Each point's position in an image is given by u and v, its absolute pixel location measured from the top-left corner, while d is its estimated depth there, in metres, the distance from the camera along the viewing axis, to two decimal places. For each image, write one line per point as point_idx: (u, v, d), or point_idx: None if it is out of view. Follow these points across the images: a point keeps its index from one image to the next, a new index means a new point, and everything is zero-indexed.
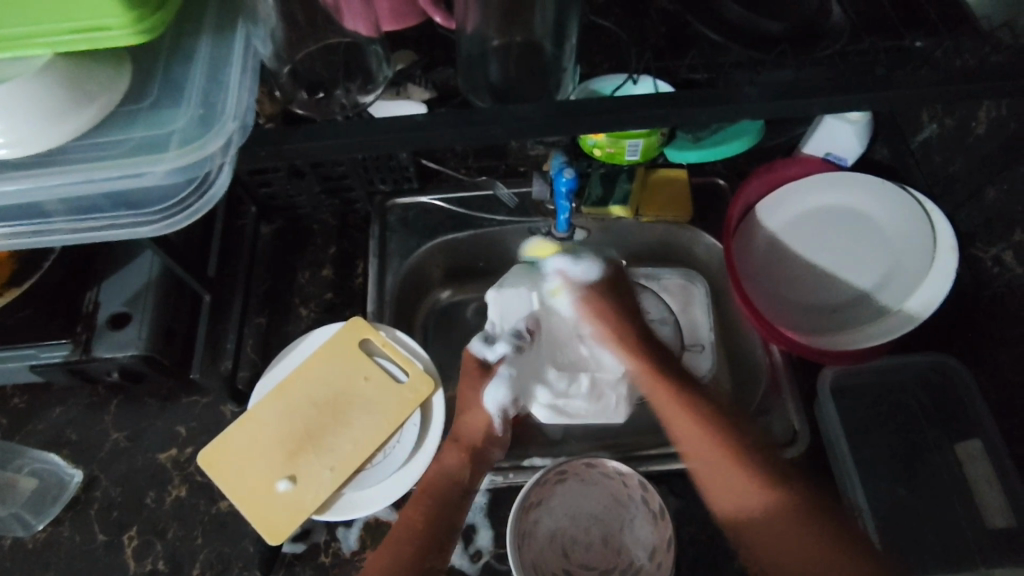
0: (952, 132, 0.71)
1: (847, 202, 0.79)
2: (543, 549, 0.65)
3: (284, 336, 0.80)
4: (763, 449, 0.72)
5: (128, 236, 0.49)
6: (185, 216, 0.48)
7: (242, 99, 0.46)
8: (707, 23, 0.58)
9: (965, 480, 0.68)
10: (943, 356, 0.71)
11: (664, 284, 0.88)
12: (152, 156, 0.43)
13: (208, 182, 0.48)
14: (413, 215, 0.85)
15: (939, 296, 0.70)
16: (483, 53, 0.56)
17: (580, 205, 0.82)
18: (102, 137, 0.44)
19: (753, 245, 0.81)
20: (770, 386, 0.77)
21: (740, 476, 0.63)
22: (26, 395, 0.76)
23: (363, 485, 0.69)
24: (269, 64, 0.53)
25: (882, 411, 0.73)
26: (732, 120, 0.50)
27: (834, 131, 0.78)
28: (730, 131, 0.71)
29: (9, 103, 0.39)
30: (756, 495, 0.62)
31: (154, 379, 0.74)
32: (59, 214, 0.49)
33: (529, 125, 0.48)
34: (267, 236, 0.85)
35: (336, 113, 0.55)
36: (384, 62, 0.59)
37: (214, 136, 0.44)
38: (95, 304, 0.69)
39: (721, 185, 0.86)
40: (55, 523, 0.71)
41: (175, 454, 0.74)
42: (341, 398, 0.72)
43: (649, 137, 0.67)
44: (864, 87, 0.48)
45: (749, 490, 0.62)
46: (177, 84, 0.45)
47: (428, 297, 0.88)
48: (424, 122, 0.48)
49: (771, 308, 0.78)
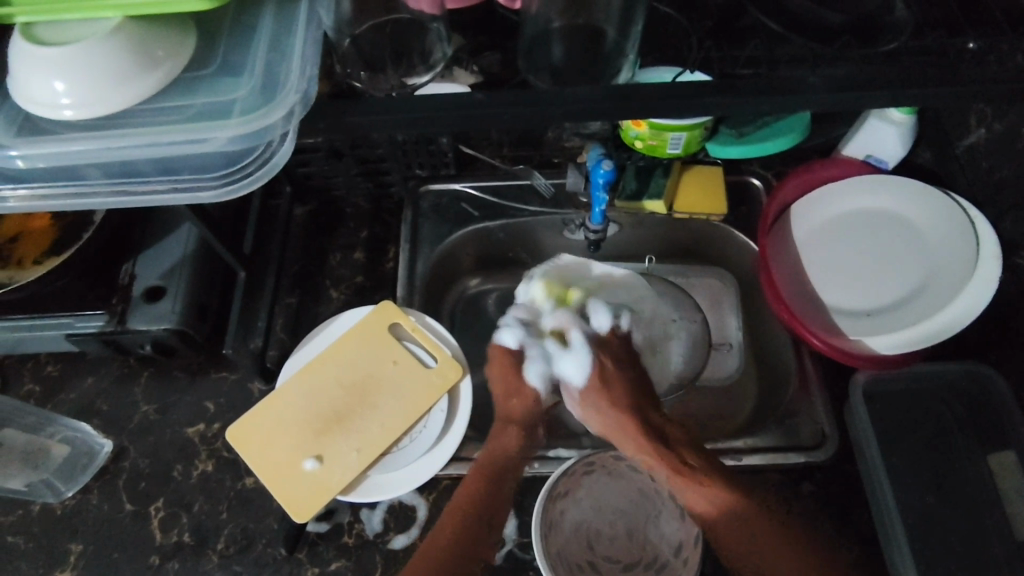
0: (1000, 136, 0.70)
1: (886, 207, 0.78)
2: (568, 540, 0.65)
3: (313, 318, 0.80)
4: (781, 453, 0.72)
5: (188, 201, 0.49)
6: (244, 183, 0.48)
7: (304, 72, 0.45)
8: (765, 13, 0.57)
9: (998, 492, 0.67)
10: (980, 365, 0.71)
11: (692, 282, 0.89)
12: (215, 123, 0.43)
13: (270, 152, 0.48)
14: (445, 202, 0.85)
15: (980, 301, 0.68)
16: (547, 34, 0.56)
17: (613, 199, 0.81)
18: (165, 103, 0.44)
19: (790, 245, 0.80)
20: (800, 390, 0.76)
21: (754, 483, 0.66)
22: (60, 363, 0.77)
23: (390, 468, 0.69)
24: (330, 34, 0.55)
25: (914, 418, 0.71)
26: (784, 113, 0.48)
27: (878, 132, 0.77)
28: (774, 128, 0.70)
29: (83, 64, 0.39)
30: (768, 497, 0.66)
31: (185, 354, 0.74)
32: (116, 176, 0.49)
33: (579, 110, 0.47)
34: (301, 217, 0.85)
35: (383, 90, 0.54)
36: (443, 40, 0.59)
37: (276, 107, 0.44)
38: (132, 276, 0.70)
39: (755, 185, 0.85)
40: (84, 490, 0.71)
41: (202, 429, 0.75)
42: (369, 381, 0.72)
43: (693, 131, 0.66)
44: (924, 84, 0.47)
45: (699, 492, 0.61)
46: (239, 54, 0.45)
47: (456, 285, 0.88)
48: (473, 103, 0.48)
49: (806, 309, 0.77)
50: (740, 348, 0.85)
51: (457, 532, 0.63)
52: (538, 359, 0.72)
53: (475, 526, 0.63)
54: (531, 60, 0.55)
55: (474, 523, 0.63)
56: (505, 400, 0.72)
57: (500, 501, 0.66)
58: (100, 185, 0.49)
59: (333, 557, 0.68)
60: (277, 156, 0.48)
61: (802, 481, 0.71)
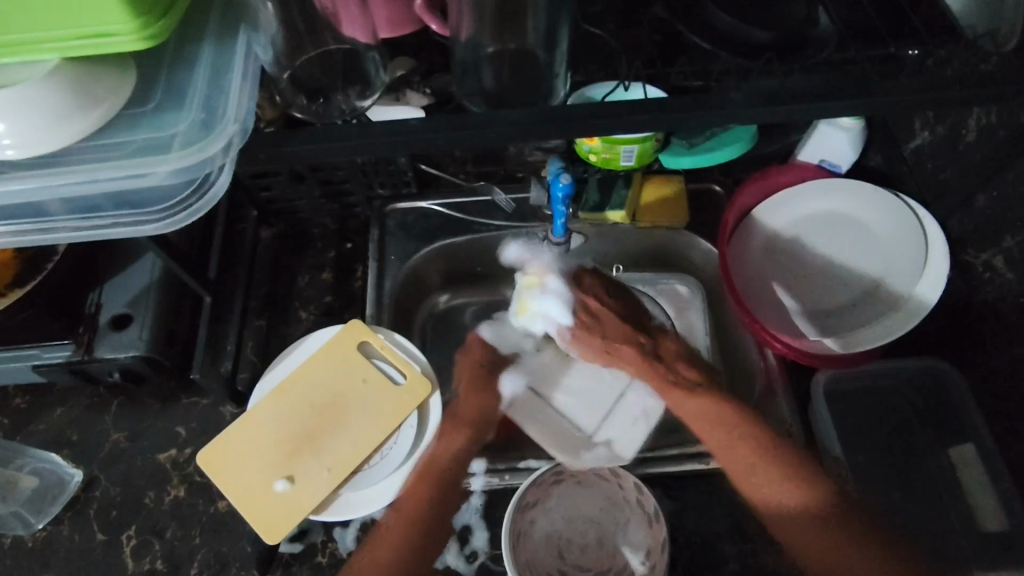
0: (943, 139, 0.72)
1: (839, 209, 0.80)
2: (538, 548, 0.66)
3: (282, 339, 0.81)
4: (686, 459, 0.72)
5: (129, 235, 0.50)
6: (188, 216, 0.49)
7: (242, 104, 0.47)
8: (695, 32, 0.59)
9: (959, 484, 0.68)
10: (938, 362, 0.72)
11: (660, 288, 0.88)
12: (155, 157, 0.44)
13: (208, 183, 0.49)
14: (411, 220, 0.86)
15: (928, 301, 0.70)
16: (477, 60, 0.57)
17: (577, 210, 0.83)
18: (107, 140, 0.45)
19: (749, 251, 0.81)
20: (765, 393, 0.78)
21: (770, 477, 0.63)
22: (29, 395, 0.77)
23: (361, 485, 0.70)
24: (269, 68, 0.55)
25: (877, 415, 0.73)
26: (721, 126, 0.50)
27: (827, 138, 0.79)
28: (722, 138, 0.72)
29: (20, 106, 0.40)
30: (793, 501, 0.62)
31: (154, 380, 0.75)
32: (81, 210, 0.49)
33: (520, 129, 0.48)
34: (267, 239, 0.86)
35: (336, 117, 0.56)
36: (381, 68, 0.60)
37: (215, 139, 0.45)
38: (98, 305, 0.71)
39: (717, 191, 0.87)
40: (55, 522, 0.71)
41: (174, 454, 0.75)
42: (338, 400, 0.73)
43: (644, 143, 0.68)
44: (854, 92, 0.48)
45: (779, 483, 0.63)
46: (179, 89, 0.46)
47: (426, 301, 0.89)
48: (418, 127, 0.49)
49: (766, 313, 0.79)
50: (708, 352, 0.85)
51: (411, 530, 0.65)
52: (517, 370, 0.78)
53: (419, 546, 0.64)
54: (464, 86, 0.57)
55: (418, 541, 0.64)
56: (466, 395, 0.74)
57: (449, 500, 0.67)
58: (64, 220, 0.49)
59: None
60: (215, 186, 0.49)
61: None
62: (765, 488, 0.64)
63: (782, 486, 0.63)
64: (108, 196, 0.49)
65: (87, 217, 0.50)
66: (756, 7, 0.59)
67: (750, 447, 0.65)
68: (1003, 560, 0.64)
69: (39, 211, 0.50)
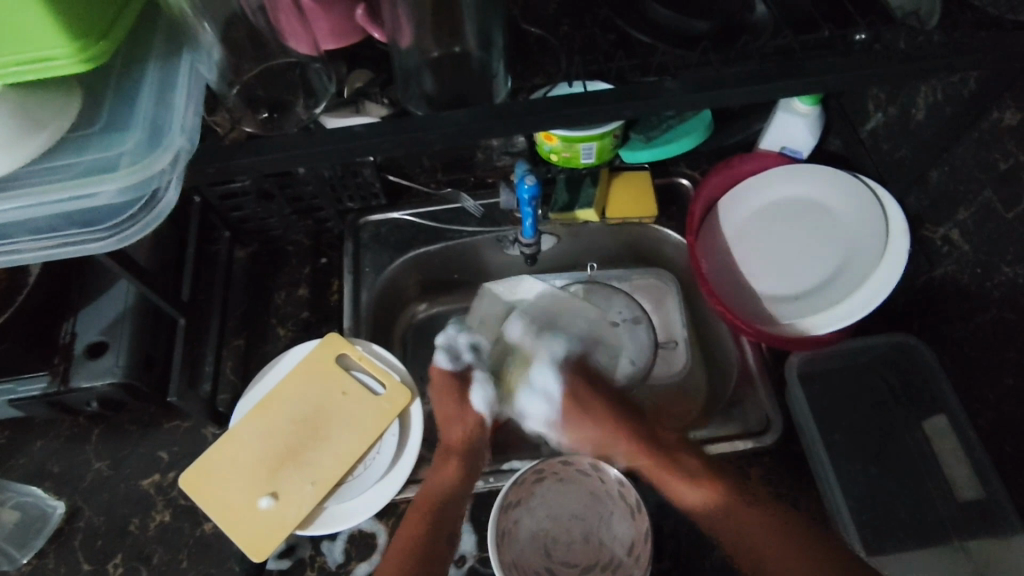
0: (896, 118, 0.74)
1: (802, 194, 0.81)
2: (524, 548, 0.66)
3: (262, 358, 0.81)
4: None
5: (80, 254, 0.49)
6: (139, 229, 0.48)
7: (188, 119, 0.48)
8: (643, 29, 0.61)
9: (933, 455, 0.70)
10: (905, 337, 0.73)
11: (636, 284, 0.90)
12: (103, 176, 0.45)
13: (157, 199, 0.48)
14: (384, 231, 0.87)
15: (892, 277, 0.71)
16: (421, 66, 0.57)
17: (547, 211, 0.84)
18: (56, 162, 0.45)
19: (718, 243, 0.83)
20: (742, 381, 0.79)
21: (680, 486, 0.68)
22: (7, 430, 0.77)
23: (346, 497, 0.70)
24: (216, 85, 0.56)
25: (850, 393, 0.74)
26: (664, 114, 0.51)
27: (787, 124, 0.80)
28: (679, 130, 0.74)
29: None
30: (700, 501, 0.67)
31: (134, 407, 0.74)
32: (30, 233, 0.49)
33: (470, 131, 0.49)
34: (242, 259, 0.86)
35: (288, 128, 0.55)
36: (328, 80, 0.61)
37: (161, 153, 0.46)
38: (72, 335, 0.70)
39: (683, 185, 0.88)
40: (39, 555, 0.71)
41: (157, 479, 0.74)
42: (319, 414, 0.73)
43: (602, 140, 0.69)
44: (792, 74, 0.49)
45: (683, 488, 0.68)
46: (126, 110, 0.47)
47: (406, 311, 0.91)
48: (367, 133, 0.49)
49: (737, 300, 0.80)
50: (686, 344, 0.86)
51: (410, 562, 0.64)
52: (484, 384, 0.80)
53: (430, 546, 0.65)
54: (408, 93, 0.57)
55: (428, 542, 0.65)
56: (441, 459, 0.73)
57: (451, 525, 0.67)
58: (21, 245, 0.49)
59: None
60: (163, 202, 0.48)
61: (752, 466, 0.73)
62: (679, 491, 0.68)
63: (693, 490, 0.68)
64: (59, 217, 0.49)
65: (37, 238, 0.49)
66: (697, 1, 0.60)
67: (662, 461, 0.71)
68: (980, 527, 0.65)
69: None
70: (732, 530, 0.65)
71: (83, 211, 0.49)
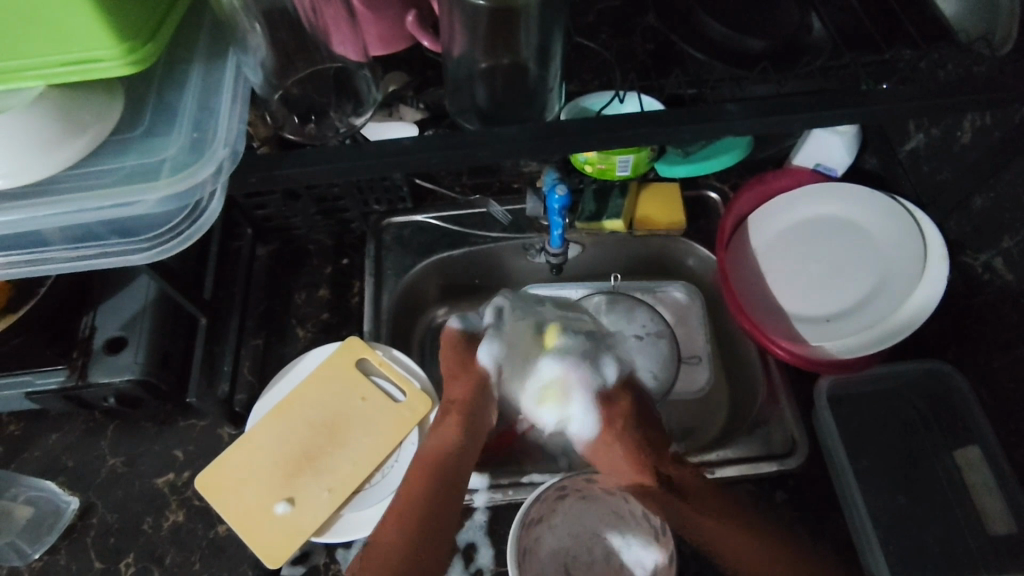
0: (939, 141, 0.72)
1: (836, 213, 0.80)
2: (546, 565, 0.65)
3: (280, 358, 0.80)
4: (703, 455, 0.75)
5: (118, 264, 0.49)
6: (180, 241, 0.48)
7: (233, 127, 0.46)
8: (690, 43, 0.59)
9: (966, 488, 0.68)
10: (937, 363, 0.72)
11: (659, 296, 0.88)
12: (144, 184, 0.44)
13: (200, 210, 0.48)
14: (408, 234, 0.86)
15: (931, 304, 0.69)
16: (471, 76, 0.56)
17: (573, 220, 0.83)
18: (95, 168, 0.44)
19: (746, 260, 0.81)
20: (767, 399, 0.77)
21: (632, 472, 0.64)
22: (23, 422, 0.76)
23: (362, 506, 0.68)
24: (260, 91, 0.54)
25: (880, 419, 0.72)
26: (718, 137, 0.49)
27: (822, 142, 0.79)
28: (717, 146, 0.72)
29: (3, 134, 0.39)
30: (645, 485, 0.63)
31: (150, 404, 0.73)
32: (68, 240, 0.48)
33: (517, 145, 0.48)
34: (264, 257, 0.85)
35: (330, 138, 0.56)
36: (372, 85, 0.60)
37: (205, 164, 0.44)
38: (92, 328, 0.69)
39: (712, 199, 0.87)
40: (51, 551, 0.70)
41: (172, 478, 0.74)
42: (338, 419, 0.72)
43: (639, 153, 0.68)
44: (852, 100, 0.47)
45: (633, 473, 0.63)
46: (169, 114, 0.46)
47: (425, 315, 0.89)
48: (412, 145, 0.48)
49: (766, 319, 0.78)
50: (709, 361, 0.84)
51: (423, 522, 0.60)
52: (494, 342, 0.70)
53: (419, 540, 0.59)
54: (458, 103, 0.58)
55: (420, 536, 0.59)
56: (448, 382, 0.70)
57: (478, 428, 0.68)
58: (56, 252, 0.48)
59: None
60: (206, 214, 0.47)
61: (776, 490, 0.71)
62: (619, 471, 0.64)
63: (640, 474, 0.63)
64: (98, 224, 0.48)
65: (75, 247, 0.48)
66: (747, 16, 0.59)
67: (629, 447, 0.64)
68: (1012, 564, 0.64)
69: (26, 243, 0.49)
70: (705, 521, 0.62)
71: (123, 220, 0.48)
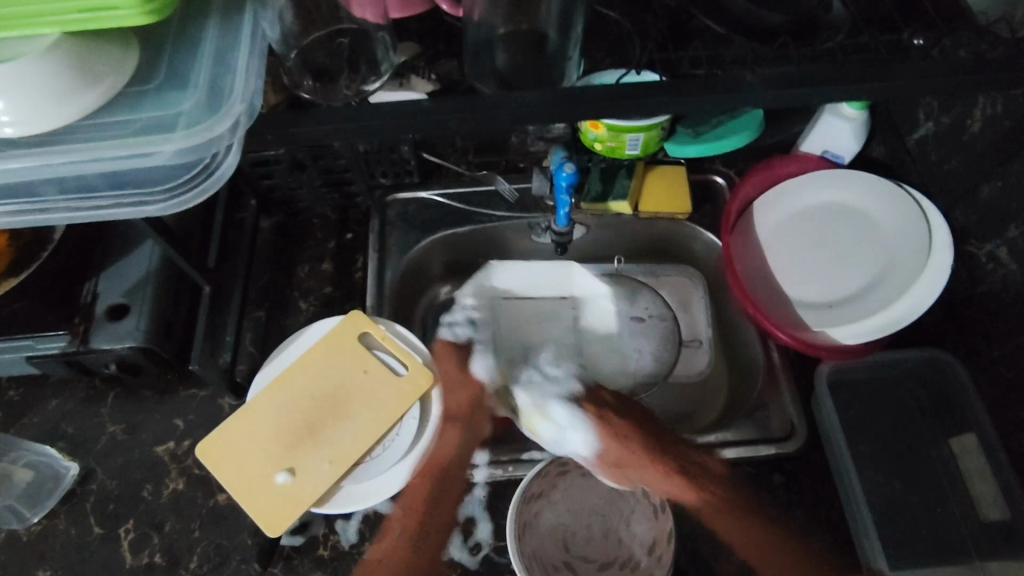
0: (948, 129, 0.72)
1: (841, 200, 0.80)
2: (544, 540, 0.66)
3: (282, 330, 0.80)
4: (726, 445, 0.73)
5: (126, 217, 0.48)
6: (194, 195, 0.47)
7: (249, 85, 0.46)
8: (709, 17, 0.58)
9: (960, 474, 0.69)
10: (938, 352, 0.72)
11: (662, 280, 0.89)
12: (161, 136, 0.44)
13: (215, 164, 0.48)
14: (412, 210, 0.85)
15: (934, 290, 0.69)
16: (491, 40, 0.58)
17: (579, 200, 0.82)
18: (108, 119, 0.44)
19: (750, 245, 0.82)
20: (767, 383, 0.77)
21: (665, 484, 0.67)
22: (22, 387, 0.76)
23: (363, 478, 0.68)
24: (276, 46, 0.55)
25: (879, 407, 0.73)
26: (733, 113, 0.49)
27: (832, 128, 0.78)
28: (730, 126, 0.72)
29: (19, 80, 0.39)
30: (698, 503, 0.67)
31: (152, 372, 0.73)
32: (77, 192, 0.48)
33: (530, 115, 0.47)
34: (267, 229, 0.85)
35: (338, 99, 0.55)
36: (389, 50, 0.59)
37: (221, 118, 0.44)
38: (93, 295, 0.69)
39: (719, 183, 0.86)
40: (50, 515, 0.70)
41: (172, 447, 0.74)
42: (340, 391, 0.72)
43: (650, 131, 0.67)
44: (867, 79, 0.47)
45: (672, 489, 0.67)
46: (184, 69, 0.46)
47: (428, 292, 0.89)
48: (426, 112, 0.47)
49: (767, 301, 0.79)
50: (710, 344, 0.85)
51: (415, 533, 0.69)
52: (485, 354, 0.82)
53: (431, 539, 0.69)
54: (477, 68, 0.57)
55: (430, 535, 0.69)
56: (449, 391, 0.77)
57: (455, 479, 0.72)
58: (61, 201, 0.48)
59: (310, 569, 0.69)
60: (221, 168, 0.47)
61: (773, 472, 0.72)
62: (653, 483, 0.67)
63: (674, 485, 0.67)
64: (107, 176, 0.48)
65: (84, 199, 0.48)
66: None
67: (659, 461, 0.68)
68: (1004, 550, 0.65)
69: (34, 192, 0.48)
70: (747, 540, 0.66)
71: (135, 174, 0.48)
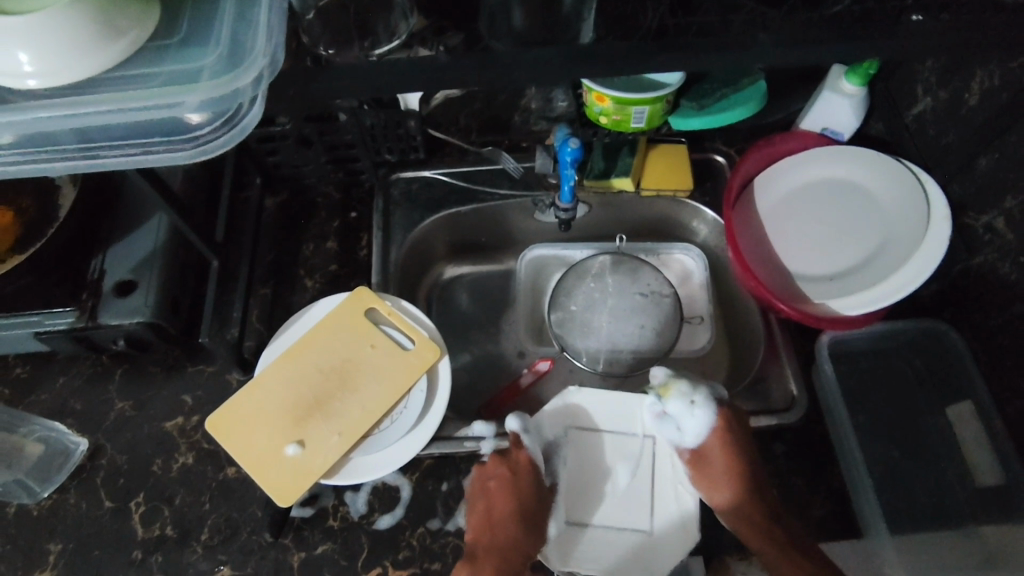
0: (946, 103, 0.73)
1: (841, 177, 0.81)
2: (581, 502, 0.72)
3: (288, 307, 0.81)
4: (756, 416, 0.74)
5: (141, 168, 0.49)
6: (214, 146, 0.49)
7: (271, 41, 0.47)
8: None
9: (958, 441, 0.70)
10: (935, 322, 0.74)
11: (664, 259, 0.89)
12: (185, 86, 0.45)
13: (238, 116, 0.49)
14: (416, 188, 0.86)
15: (934, 258, 0.69)
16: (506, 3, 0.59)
17: (583, 178, 0.83)
18: (127, 71, 0.44)
19: (752, 220, 0.83)
20: (769, 354, 0.79)
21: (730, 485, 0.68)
22: (30, 365, 0.76)
23: (373, 448, 0.70)
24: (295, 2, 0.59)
25: (876, 376, 0.75)
26: None
27: (830, 106, 0.79)
28: (731, 100, 0.73)
29: (42, 28, 0.39)
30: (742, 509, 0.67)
31: (159, 348, 0.74)
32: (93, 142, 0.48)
33: None
34: (272, 208, 0.85)
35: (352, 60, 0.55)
36: (405, 13, 0.59)
37: (247, 70, 0.46)
38: (101, 271, 0.69)
39: (719, 162, 0.88)
40: (60, 490, 0.71)
41: (181, 422, 0.74)
42: (347, 366, 0.72)
43: (653, 104, 0.68)
44: None
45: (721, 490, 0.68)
46: (204, 26, 0.47)
47: (432, 271, 0.90)
48: None
49: (768, 273, 0.80)
50: (712, 320, 0.86)
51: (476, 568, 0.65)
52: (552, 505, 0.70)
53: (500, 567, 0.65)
54: (494, 30, 0.57)
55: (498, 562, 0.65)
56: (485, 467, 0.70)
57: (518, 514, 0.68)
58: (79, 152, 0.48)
59: (320, 540, 0.69)
60: (245, 119, 0.49)
61: (775, 442, 0.73)
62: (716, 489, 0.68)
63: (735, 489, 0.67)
64: (123, 129, 0.48)
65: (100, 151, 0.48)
66: None
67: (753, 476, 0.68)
68: (1000, 514, 0.66)
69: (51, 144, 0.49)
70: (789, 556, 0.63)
71: (151, 127, 0.49)
